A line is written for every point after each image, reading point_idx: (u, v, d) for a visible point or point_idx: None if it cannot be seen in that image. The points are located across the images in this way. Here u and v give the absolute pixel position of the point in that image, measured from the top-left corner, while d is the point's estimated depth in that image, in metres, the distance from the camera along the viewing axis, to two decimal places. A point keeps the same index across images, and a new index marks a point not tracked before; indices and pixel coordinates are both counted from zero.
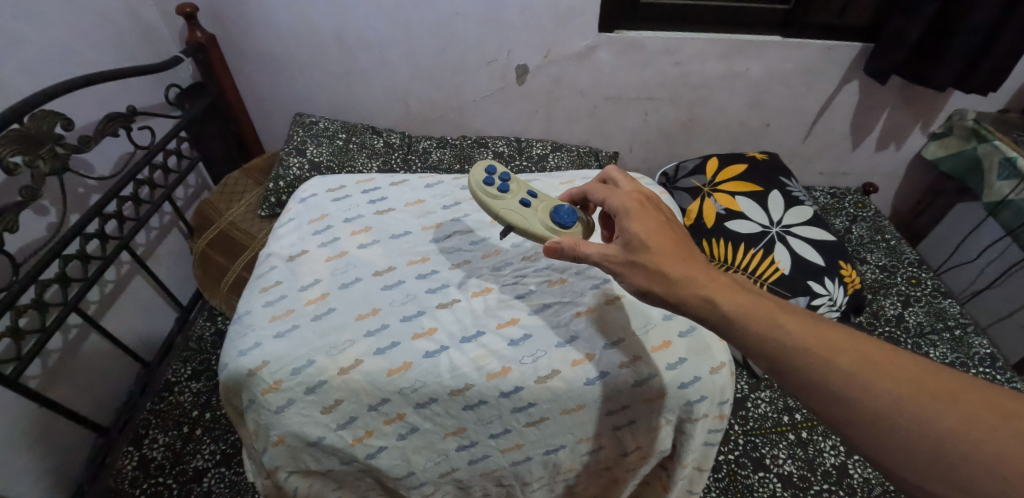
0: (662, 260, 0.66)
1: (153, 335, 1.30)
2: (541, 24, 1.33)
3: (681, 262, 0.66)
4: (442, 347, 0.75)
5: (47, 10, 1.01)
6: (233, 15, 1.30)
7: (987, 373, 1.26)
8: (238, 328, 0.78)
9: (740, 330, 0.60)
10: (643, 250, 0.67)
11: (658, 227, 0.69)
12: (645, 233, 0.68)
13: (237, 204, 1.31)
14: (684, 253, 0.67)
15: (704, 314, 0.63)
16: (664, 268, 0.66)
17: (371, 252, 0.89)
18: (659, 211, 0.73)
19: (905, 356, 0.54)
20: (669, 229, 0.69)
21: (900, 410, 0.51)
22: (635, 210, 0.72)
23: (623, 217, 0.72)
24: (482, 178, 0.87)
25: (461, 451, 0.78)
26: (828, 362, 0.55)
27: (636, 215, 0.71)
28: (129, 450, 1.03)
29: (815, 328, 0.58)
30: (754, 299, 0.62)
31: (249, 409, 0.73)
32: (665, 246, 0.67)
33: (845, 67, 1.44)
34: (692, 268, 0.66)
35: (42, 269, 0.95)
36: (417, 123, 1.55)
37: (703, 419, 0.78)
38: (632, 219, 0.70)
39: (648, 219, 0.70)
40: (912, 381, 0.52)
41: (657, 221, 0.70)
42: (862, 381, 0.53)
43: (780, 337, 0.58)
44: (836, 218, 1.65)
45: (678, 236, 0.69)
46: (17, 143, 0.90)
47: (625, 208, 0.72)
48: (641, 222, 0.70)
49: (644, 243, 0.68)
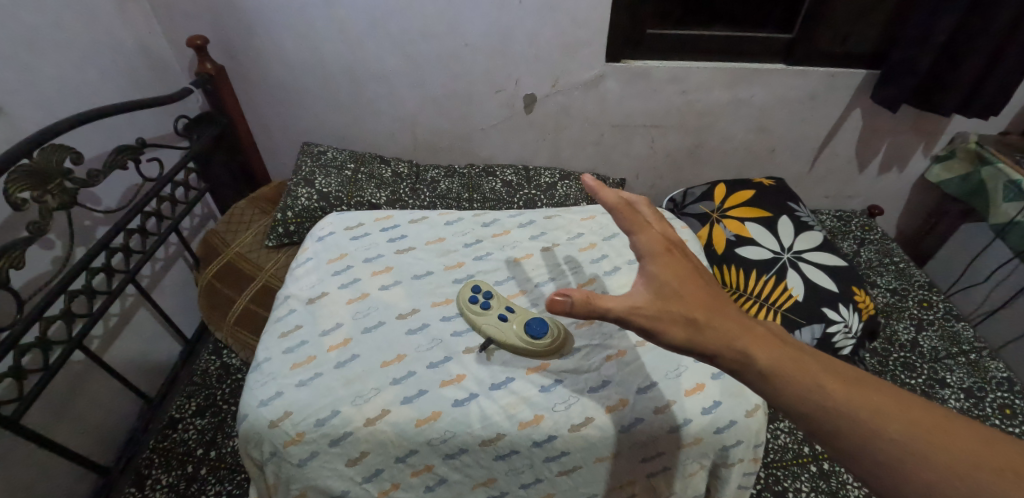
0: (693, 310, 0.63)
1: (156, 368, 1.27)
2: (550, 55, 1.34)
3: (713, 314, 0.63)
4: (472, 395, 0.74)
5: (58, 44, 1.01)
6: (243, 46, 1.31)
7: (1005, 398, 1.23)
8: (258, 377, 0.76)
9: (775, 387, 0.56)
10: (676, 299, 0.63)
11: (685, 275, 0.66)
12: (674, 281, 0.65)
13: (244, 235, 1.29)
14: (713, 303, 0.64)
15: (737, 366, 0.59)
16: (695, 317, 0.62)
17: (394, 293, 0.88)
18: (686, 260, 0.69)
19: (961, 426, 0.50)
20: (697, 276, 0.67)
21: (958, 487, 0.46)
22: (661, 253, 0.68)
23: (647, 261, 0.67)
24: (468, 296, 0.85)
25: None
26: (872, 426, 0.51)
27: (664, 261, 0.67)
28: (130, 491, 0.99)
29: (859, 387, 0.54)
30: (790, 352, 0.59)
31: (269, 462, 0.71)
32: (695, 296, 0.64)
33: (850, 93, 1.45)
34: (722, 317, 0.63)
35: (47, 306, 0.92)
36: (425, 151, 1.55)
37: (738, 463, 0.76)
38: (662, 268, 0.66)
39: (676, 266, 0.67)
40: (972, 456, 0.47)
41: (684, 268, 0.67)
42: (912, 451, 0.49)
43: (820, 396, 0.54)
44: (844, 242, 1.65)
45: (707, 284, 0.67)
46: (26, 179, 0.88)
47: (650, 251, 0.68)
48: (668, 268, 0.66)
49: (675, 292, 0.64)
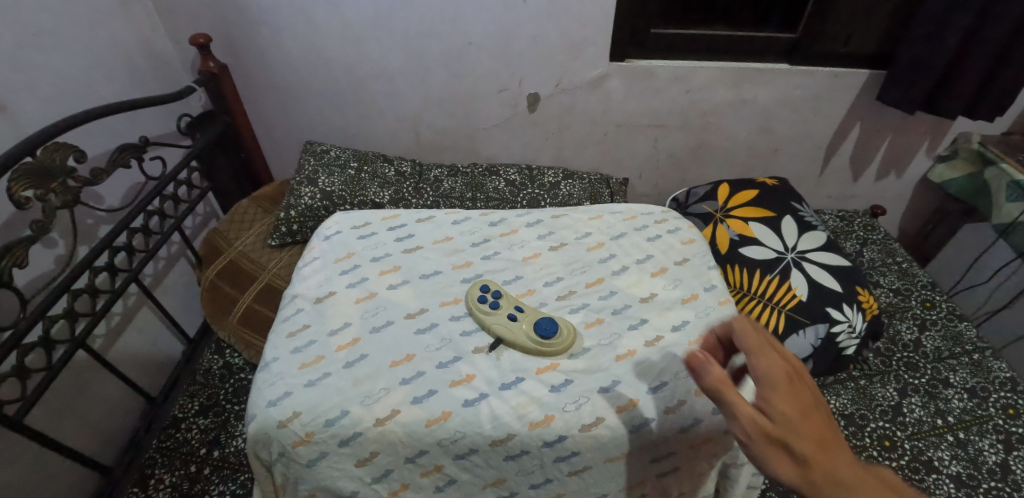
0: (813, 454, 0.51)
1: (159, 368, 1.26)
2: (554, 54, 1.34)
3: (837, 465, 0.51)
4: (482, 395, 0.73)
5: (61, 42, 1.01)
6: (246, 45, 1.30)
7: (1009, 398, 1.23)
8: (266, 377, 0.76)
9: None
10: (794, 434, 0.52)
11: (808, 413, 0.54)
12: (795, 416, 0.54)
13: (247, 234, 1.29)
14: (838, 450, 0.52)
15: None
16: (813, 463, 0.51)
17: (402, 293, 0.88)
18: (810, 391, 0.57)
19: None
20: (820, 416, 0.55)
21: None
22: (784, 382, 0.56)
23: (766, 389, 0.56)
24: (477, 295, 0.85)
25: None
26: None
27: (787, 393, 0.55)
28: (134, 491, 0.99)
29: None
30: None
31: (278, 462, 0.71)
32: (815, 438, 0.52)
33: (854, 93, 1.45)
34: (848, 471, 0.51)
35: (50, 305, 0.91)
36: (428, 151, 1.55)
37: (747, 463, 0.76)
38: (783, 398, 0.55)
39: (798, 400, 0.55)
40: None
41: (807, 404, 0.55)
42: None
43: None
44: (848, 242, 1.64)
45: (831, 427, 0.54)
46: (29, 177, 0.88)
47: (770, 377, 0.57)
48: (788, 400, 0.55)
49: (794, 428, 0.53)
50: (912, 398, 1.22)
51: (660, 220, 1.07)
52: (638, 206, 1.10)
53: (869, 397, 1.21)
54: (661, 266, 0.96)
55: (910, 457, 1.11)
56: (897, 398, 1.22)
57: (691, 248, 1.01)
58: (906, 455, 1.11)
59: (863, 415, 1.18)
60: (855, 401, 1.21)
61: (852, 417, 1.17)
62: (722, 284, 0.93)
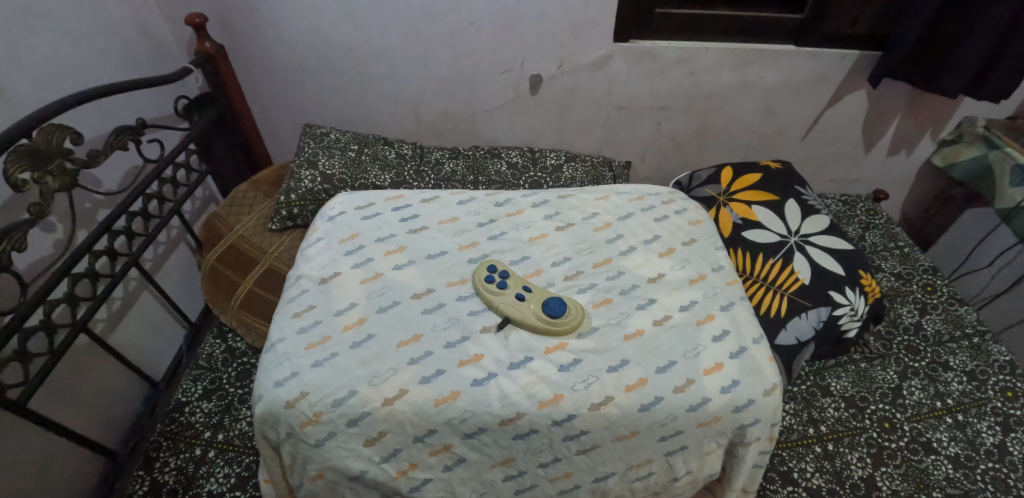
0: None
1: (161, 353, 1.26)
2: (556, 34, 1.32)
3: None
4: (490, 374, 0.73)
5: (54, 20, 0.98)
6: (243, 25, 1.28)
7: (1008, 381, 1.24)
8: (273, 357, 0.76)
9: None
10: None
11: None
12: None
13: (247, 217, 1.28)
14: None
15: None
16: None
17: (408, 273, 0.87)
18: None
19: None
20: None
21: None
22: None
23: None
24: (484, 275, 0.84)
25: (509, 482, 0.75)
26: None
27: None
28: (139, 474, 0.99)
29: None
30: None
31: (286, 442, 0.71)
32: None
33: (859, 74, 1.43)
34: None
35: (51, 289, 0.90)
36: (429, 133, 1.53)
37: (755, 442, 0.77)
38: None
39: None
40: None
41: None
42: None
43: None
44: (850, 227, 1.64)
45: None
46: (26, 159, 0.86)
47: None
48: None
49: None
50: (912, 381, 1.23)
51: (666, 201, 1.06)
52: (645, 187, 1.10)
53: (869, 380, 1.22)
54: (668, 246, 0.95)
55: (909, 438, 1.12)
56: (897, 381, 1.22)
57: (698, 228, 1.00)
58: (905, 436, 1.12)
59: (863, 397, 1.18)
60: (856, 383, 1.21)
61: (852, 399, 1.18)
62: (729, 264, 0.93)
